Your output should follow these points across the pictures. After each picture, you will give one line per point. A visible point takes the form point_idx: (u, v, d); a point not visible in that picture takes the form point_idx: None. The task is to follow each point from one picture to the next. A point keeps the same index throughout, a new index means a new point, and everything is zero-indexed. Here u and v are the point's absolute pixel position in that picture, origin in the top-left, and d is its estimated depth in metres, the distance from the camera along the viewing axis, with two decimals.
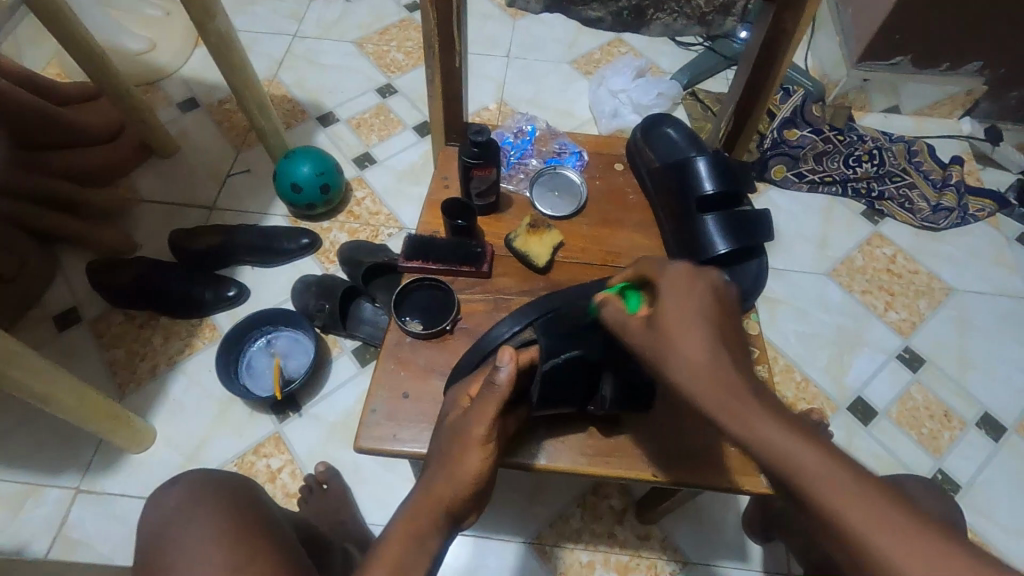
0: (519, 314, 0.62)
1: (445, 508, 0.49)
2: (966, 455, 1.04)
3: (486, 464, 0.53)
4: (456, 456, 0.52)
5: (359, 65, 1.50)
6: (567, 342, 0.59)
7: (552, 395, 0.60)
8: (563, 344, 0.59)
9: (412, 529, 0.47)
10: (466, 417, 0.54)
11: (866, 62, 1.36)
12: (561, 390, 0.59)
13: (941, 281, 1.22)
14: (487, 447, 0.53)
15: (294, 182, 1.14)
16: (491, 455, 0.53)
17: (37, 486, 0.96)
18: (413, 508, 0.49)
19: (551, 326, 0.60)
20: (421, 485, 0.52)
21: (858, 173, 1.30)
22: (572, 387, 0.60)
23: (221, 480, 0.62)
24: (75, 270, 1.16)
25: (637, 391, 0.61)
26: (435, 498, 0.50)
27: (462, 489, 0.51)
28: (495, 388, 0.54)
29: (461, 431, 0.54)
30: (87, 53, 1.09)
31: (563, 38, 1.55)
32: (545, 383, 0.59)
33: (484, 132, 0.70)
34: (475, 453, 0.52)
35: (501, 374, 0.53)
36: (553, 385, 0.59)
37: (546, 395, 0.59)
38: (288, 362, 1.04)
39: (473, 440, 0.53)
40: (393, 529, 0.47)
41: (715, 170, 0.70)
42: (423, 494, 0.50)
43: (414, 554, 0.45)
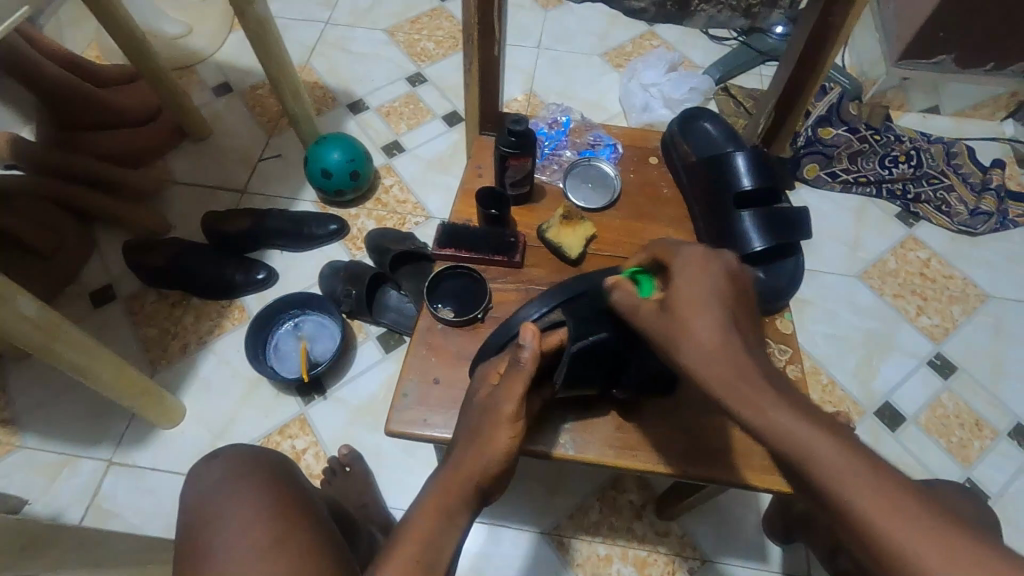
0: (548, 296, 0.62)
1: (475, 482, 0.51)
2: (997, 465, 1.02)
3: (516, 441, 0.53)
4: (486, 433, 0.53)
5: (390, 53, 1.50)
6: (593, 323, 0.59)
7: (577, 376, 0.60)
8: (590, 327, 0.59)
9: (441, 505, 0.48)
10: (495, 396, 0.55)
11: (906, 60, 1.33)
12: (584, 372, 0.60)
13: (976, 287, 1.19)
14: (516, 425, 0.54)
15: (324, 168, 1.16)
16: (520, 436, 0.54)
17: (72, 456, 0.99)
18: (440, 484, 0.50)
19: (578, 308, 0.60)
20: (450, 462, 0.52)
21: (895, 173, 1.26)
22: (595, 369, 0.60)
23: (258, 456, 0.63)
24: (111, 248, 1.19)
25: (657, 377, 0.62)
26: (463, 474, 0.50)
27: (491, 467, 0.51)
28: (520, 367, 0.55)
29: (490, 408, 0.55)
30: (128, 36, 1.10)
31: (595, 29, 1.53)
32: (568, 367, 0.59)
33: (521, 123, 0.70)
34: (505, 431, 0.53)
35: (526, 353, 0.55)
36: (577, 366, 0.59)
37: (571, 376, 0.59)
38: (315, 346, 1.05)
39: (502, 417, 0.53)
40: (419, 508, 0.48)
41: (753, 165, 0.70)
42: (451, 471, 0.51)
43: (444, 534, 0.46)
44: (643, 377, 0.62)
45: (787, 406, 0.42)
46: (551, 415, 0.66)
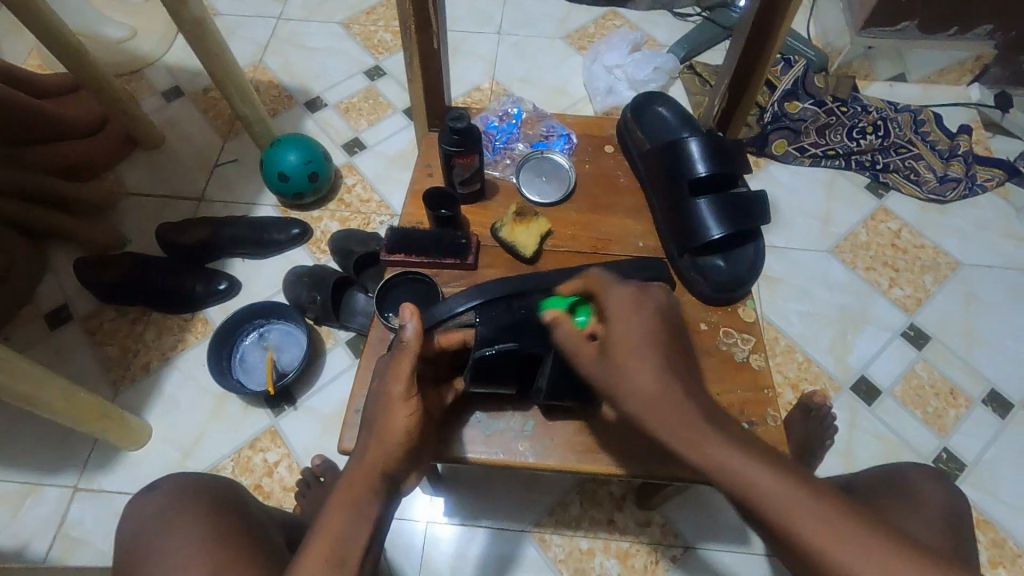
0: (468, 294, 0.61)
1: (383, 472, 0.48)
2: (972, 432, 1.03)
3: (414, 419, 0.50)
4: (382, 418, 0.50)
5: (345, 47, 1.45)
6: (504, 331, 0.59)
7: (486, 381, 0.59)
8: (501, 336, 0.58)
9: (349, 498, 0.47)
10: (384, 378, 0.52)
11: (870, 29, 1.31)
12: (494, 377, 0.60)
13: (947, 254, 1.19)
14: (410, 402, 0.51)
15: (280, 171, 1.12)
16: (418, 410, 0.51)
17: (35, 485, 0.96)
18: (347, 477, 0.48)
19: (493, 313, 0.60)
20: (355, 454, 0.50)
21: (863, 144, 1.25)
22: (505, 376, 0.60)
23: (205, 484, 0.62)
24: (64, 266, 1.15)
25: (571, 383, 0.58)
26: (367, 466, 0.48)
27: (393, 452, 0.49)
28: (404, 346, 0.52)
29: (382, 393, 0.52)
30: (62, 44, 1.05)
31: (556, 12, 1.49)
32: (477, 368, 0.58)
33: (463, 119, 0.66)
34: (400, 411, 0.50)
35: (405, 331, 0.52)
36: (482, 372, 0.59)
37: (479, 380, 0.59)
38: (282, 356, 1.03)
39: (393, 398, 0.50)
40: (329, 507, 0.46)
41: (708, 150, 0.68)
42: (355, 465, 0.49)
43: (355, 528, 0.45)
44: (555, 385, 0.58)
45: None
46: (513, 419, 0.65)
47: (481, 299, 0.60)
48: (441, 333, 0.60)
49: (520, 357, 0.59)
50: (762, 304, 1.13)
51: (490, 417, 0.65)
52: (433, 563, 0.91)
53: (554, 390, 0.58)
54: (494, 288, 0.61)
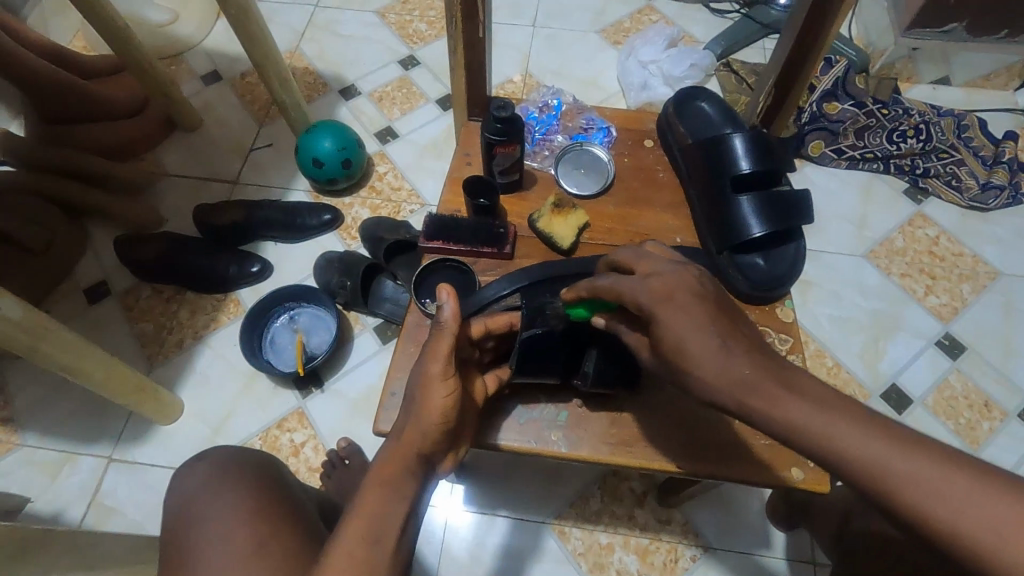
0: (510, 278, 0.62)
1: (419, 450, 0.50)
2: (1005, 447, 1.00)
3: (452, 399, 0.51)
4: (420, 396, 0.51)
5: (381, 36, 1.46)
6: (551, 315, 0.60)
7: (532, 365, 0.60)
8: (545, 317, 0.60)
9: (387, 478, 0.48)
10: (420, 359, 0.53)
11: (916, 30, 1.27)
12: (540, 362, 0.60)
13: (987, 264, 1.16)
14: (449, 382, 0.52)
15: (315, 157, 1.13)
16: (456, 390, 0.52)
17: (71, 454, 0.99)
18: (384, 456, 0.50)
19: (537, 294, 0.62)
20: (393, 433, 0.52)
21: (903, 148, 1.22)
22: (551, 364, 0.61)
23: (242, 458, 0.64)
24: (104, 244, 1.18)
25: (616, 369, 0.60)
26: (403, 447, 0.50)
27: (429, 431, 0.50)
28: (443, 326, 0.53)
29: (419, 374, 0.53)
30: (109, 26, 1.07)
31: (592, 5, 1.48)
32: (523, 350, 0.59)
33: (507, 108, 0.67)
34: (439, 390, 0.51)
35: (444, 311, 0.52)
36: (530, 355, 0.59)
37: (525, 365, 0.60)
38: (312, 339, 1.04)
39: (432, 377, 0.51)
40: (366, 485, 0.48)
41: (752, 146, 0.67)
42: (394, 441, 0.51)
43: (392, 505, 0.46)
44: (602, 370, 0.60)
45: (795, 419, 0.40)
46: (546, 409, 0.65)
47: (525, 282, 0.62)
48: (488, 316, 0.61)
49: (567, 339, 0.60)
50: (793, 307, 1.12)
51: (524, 406, 0.65)
52: (453, 549, 0.92)
53: (602, 373, 0.60)
54: (537, 272, 0.63)
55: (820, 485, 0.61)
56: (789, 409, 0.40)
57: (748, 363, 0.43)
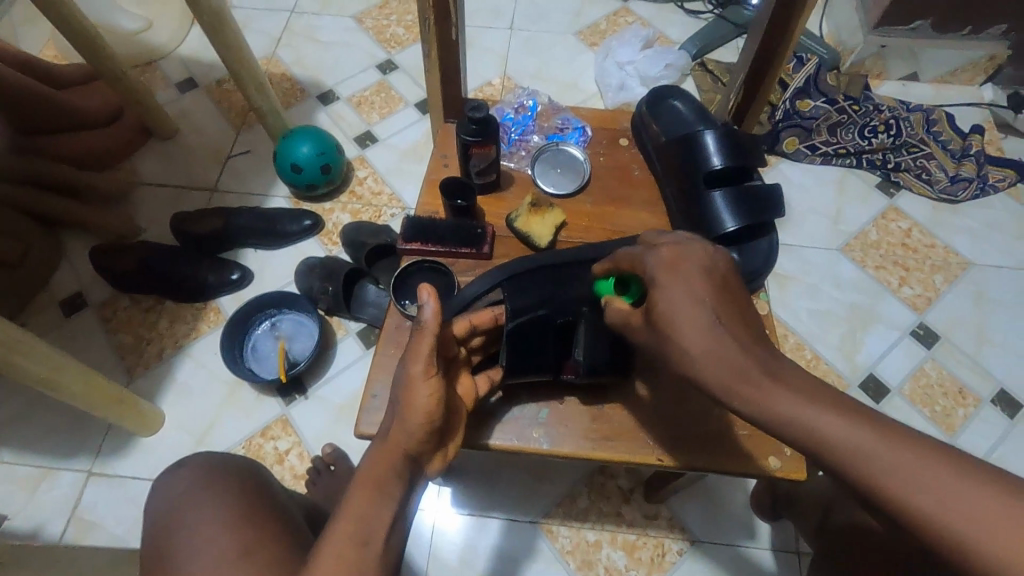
0: (488, 275, 0.63)
1: (406, 451, 0.50)
2: (980, 432, 1.03)
3: (435, 398, 0.51)
4: (404, 396, 0.51)
5: (358, 40, 1.46)
6: (533, 306, 0.61)
7: (522, 360, 0.61)
8: (529, 308, 0.61)
9: (373, 481, 0.47)
10: (404, 360, 0.53)
11: (884, 27, 1.31)
12: (530, 356, 0.61)
13: (958, 254, 1.19)
14: (431, 380, 0.51)
15: (294, 162, 1.12)
16: (439, 388, 0.52)
17: (50, 469, 0.97)
18: (371, 458, 0.49)
19: (517, 287, 0.61)
20: (379, 435, 0.51)
21: (874, 144, 1.25)
22: (540, 357, 0.62)
23: (225, 465, 0.63)
24: (80, 255, 1.16)
25: (603, 356, 0.62)
26: (390, 446, 0.49)
27: (413, 430, 0.50)
28: (424, 327, 0.52)
29: (403, 376, 0.52)
30: (80, 34, 1.06)
31: (568, 8, 1.50)
32: (510, 343, 0.60)
33: (481, 109, 0.67)
34: (421, 389, 0.50)
35: (424, 312, 0.51)
36: (518, 350, 0.61)
37: (516, 361, 0.61)
38: (294, 345, 1.04)
39: (414, 377, 0.51)
40: (353, 487, 0.47)
41: (724, 143, 0.68)
42: (380, 444, 0.50)
43: (379, 508, 0.46)
44: (592, 356, 0.61)
45: (775, 409, 0.40)
46: (527, 406, 0.65)
47: (504, 277, 0.62)
48: (471, 314, 0.61)
49: (552, 328, 0.62)
50: (772, 301, 1.13)
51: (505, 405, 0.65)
52: (442, 552, 0.92)
53: (593, 360, 0.61)
54: (515, 266, 0.63)
55: (798, 473, 0.62)
56: (766, 395, 0.41)
57: (722, 350, 0.43)
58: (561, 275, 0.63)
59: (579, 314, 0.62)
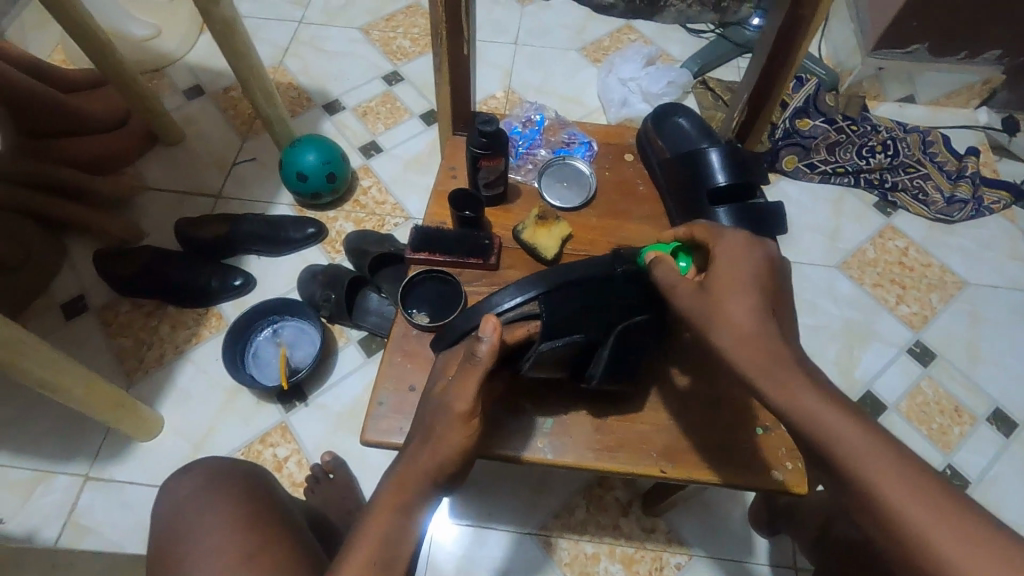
0: (525, 284, 0.59)
1: (433, 475, 0.51)
2: (976, 450, 1.03)
3: (468, 441, 0.53)
4: (440, 429, 0.53)
5: (365, 52, 1.48)
6: (566, 325, 0.59)
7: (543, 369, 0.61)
8: (562, 328, 0.59)
9: (394, 504, 0.49)
10: (448, 391, 0.55)
11: (881, 50, 1.34)
12: (551, 367, 0.61)
13: (954, 274, 1.20)
14: (470, 423, 0.53)
15: (299, 170, 1.13)
16: (473, 434, 0.54)
17: (46, 473, 0.96)
18: (398, 479, 0.51)
19: (552, 302, 0.59)
20: (407, 456, 0.53)
21: (872, 163, 1.27)
22: (561, 364, 0.62)
23: (230, 471, 0.63)
24: (83, 258, 1.16)
25: (626, 368, 0.62)
26: (418, 470, 0.51)
27: (446, 463, 0.52)
28: (476, 361, 0.54)
29: (444, 403, 0.54)
30: (91, 39, 1.07)
31: (572, 25, 1.52)
32: (538, 359, 0.60)
33: (491, 123, 0.69)
34: (458, 429, 0.53)
35: (483, 347, 0.53)
36: (544, 362, 0.61)
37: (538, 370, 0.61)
38: (296, 352, 1.04)
39: (455, 416, 0.53)
40: (371, 509, 0.49)
41: (728, 160, 0.69)
42: (405, 468, 0.52)
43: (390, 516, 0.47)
44: (614, 370, 0.61)
45: None
46: (532, 417, 0.66)
47: (543, 289, 0.59)
48: (509, 327, 0.60)
49: (577, 347, 0.60)
50: None
51: (510, 415, 0.66)
52: (440, 563, 0.92)
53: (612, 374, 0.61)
54: (553, 276, 0.60)
55: (799, 486, 0.62)
56: None
57: None
58: (596, 293, 0.60)
59: (608, 331, 0.61)
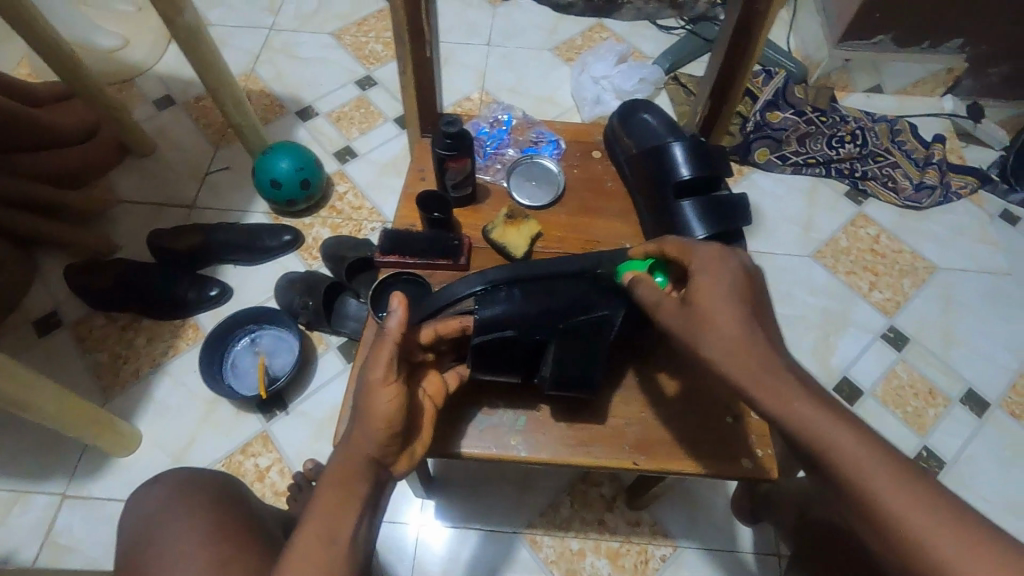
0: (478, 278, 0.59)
1: (369, 456, 0.49)
2: (951, 431, 1.05)
3: (397, 403, 0.50)
4: (363, 405, 0.50)
5: (337, 57, 1.47)
6: (500, 322, 0.59)
7: (487, 367, 0.61)
8: (497, 323, 0.59)
9: (337, 492, 0.47)
10: (363, 366, 0.52)
11: (847, 41, 1.36)
12: (495, 364, 0.61)
13: (925, 259, 1.23)
14: (391, 387, 0.50)
15: (273, 178, 1.13)
16: (400, 394, 0.51)
17: (22, 492, 0.95)
18: (334, 468, 0.49)
19: (494, 298, 0.59)
20: (341, 443, 0.50)
21: (841, 153, 1.29)
22: (508, 365, 0.62)
23: (200, 480, 0.63)
24: (54, 274, 1.14)
25: (577, 372, 0.61)
26: (353, 455, 0.49)
27: (376, 437, 0.49)
28: (386, 335, 0.52)
29: (362, 381, 0.51)
30: (55, 52, 1.05)
31: (544, 25, 1.53)
32: (475, 354, 0.60)
33: (456, 124, 0.69)
34: (381, 395, 0.50)
35: (389, 320, 0.52)
36: (485, 359, 0.60)
37: (482, 367, 0.61)
38: (274, 361, 1.03)
39: (373, 384, 0.50)
40: (317, 498, 0.47)
41: (692, 154, 0.70)
42: (342, 455, 0.49)
43: (343, 512, 0.47)
44: (558, 373, 0.61)
45: None
46: (505, 415, 0.66)
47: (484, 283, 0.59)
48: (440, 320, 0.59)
49: (519, 344, 0.60)
50: None
51: (483, 413, 0.66)
52: (426, 566, 0.92)
53: (555, 377, 0.61)
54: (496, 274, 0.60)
55: (771, 472, 0.63)
56: None
57: None
58: (542, 293, 0.60)
59: (553, 333, 0.60)
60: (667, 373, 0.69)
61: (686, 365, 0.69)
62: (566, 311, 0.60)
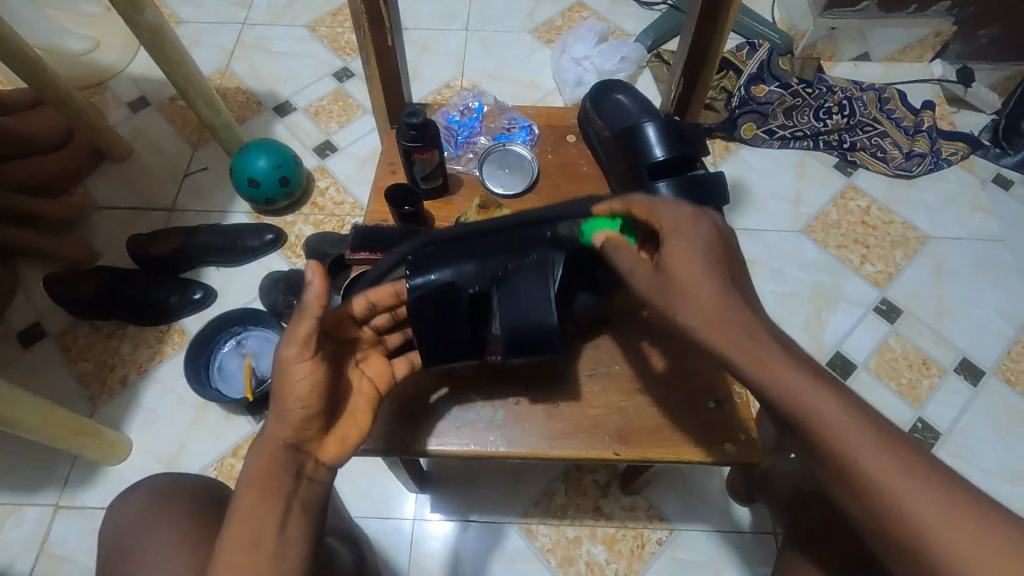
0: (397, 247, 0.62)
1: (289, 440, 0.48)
2: (945, 401, 1.05)
3: (314, 377, 0.49)
4: (279, 382, 0.49)
5: (313, 50, 1.44)
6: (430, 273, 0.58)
7: (435, 337, 0.60)
8: (429, 269, 0.58)
9: (258, 483, 0.47)
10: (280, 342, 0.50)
11: (831, 9, 1.33)
12: (443, 334, 0.60)
13: (917, 229, 1.21)
14: (308, 362, 0.49)
15: (250, 176, 1.11)
16: (317, 369, 0.49)
17: (14, 505, 0.95)
18: (253, 456, 0.48)
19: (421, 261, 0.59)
20: (262, 426, 0.50)
21: (829, 125, 1.26)
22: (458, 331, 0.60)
23: (178, 483, 0.62)
24: (36, 284, 1.13)
25: (529, 328, 0.59)
26: (271, 442, 0.48)
27: (295, 417, 0.48)
28: (302, 309, 0.49)
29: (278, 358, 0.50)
30: (17, 59, 1.03)
31: (522, 6, 1.49)
32: (416, 319, 0.58)
33: (418, 114, 0.68)
34: (297, 373, 0.49)
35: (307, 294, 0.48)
36: (429, 324, 0.59)
37: (430, 340, 0.60)
38: (261, 362, 1.01)
39: (289, 362, 0.49)
40: (242, 490, 0.47)
41: (664, 134, 0.69)
42: (260, 446, 0.49)
43: (270, 507, 0.46)
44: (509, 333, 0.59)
45: None
46: (483, 410, 0.65)
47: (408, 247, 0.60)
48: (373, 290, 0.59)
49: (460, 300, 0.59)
50: None
51: (460, 408, 0.65)
52: (423, 560, 0.92)
53: (508, 331, 0.59)
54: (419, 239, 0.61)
55: (756, 455, 0.62)
56: None
57: None
58: (469, 243, 0.60)
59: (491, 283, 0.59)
60: (650, 360, 0.68)
61: (668, 351, 0.68)
62: (501, 258, 0.59)
